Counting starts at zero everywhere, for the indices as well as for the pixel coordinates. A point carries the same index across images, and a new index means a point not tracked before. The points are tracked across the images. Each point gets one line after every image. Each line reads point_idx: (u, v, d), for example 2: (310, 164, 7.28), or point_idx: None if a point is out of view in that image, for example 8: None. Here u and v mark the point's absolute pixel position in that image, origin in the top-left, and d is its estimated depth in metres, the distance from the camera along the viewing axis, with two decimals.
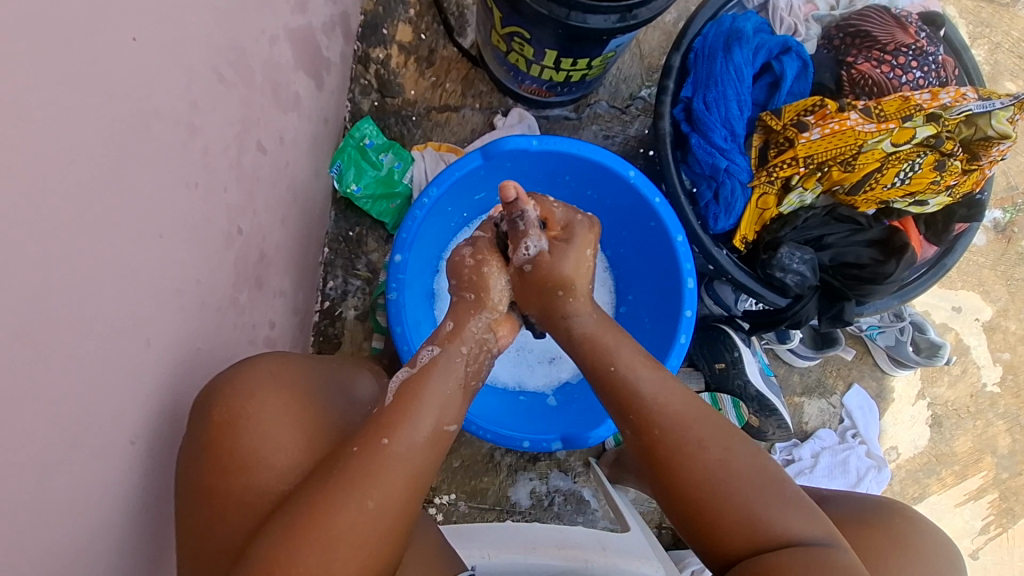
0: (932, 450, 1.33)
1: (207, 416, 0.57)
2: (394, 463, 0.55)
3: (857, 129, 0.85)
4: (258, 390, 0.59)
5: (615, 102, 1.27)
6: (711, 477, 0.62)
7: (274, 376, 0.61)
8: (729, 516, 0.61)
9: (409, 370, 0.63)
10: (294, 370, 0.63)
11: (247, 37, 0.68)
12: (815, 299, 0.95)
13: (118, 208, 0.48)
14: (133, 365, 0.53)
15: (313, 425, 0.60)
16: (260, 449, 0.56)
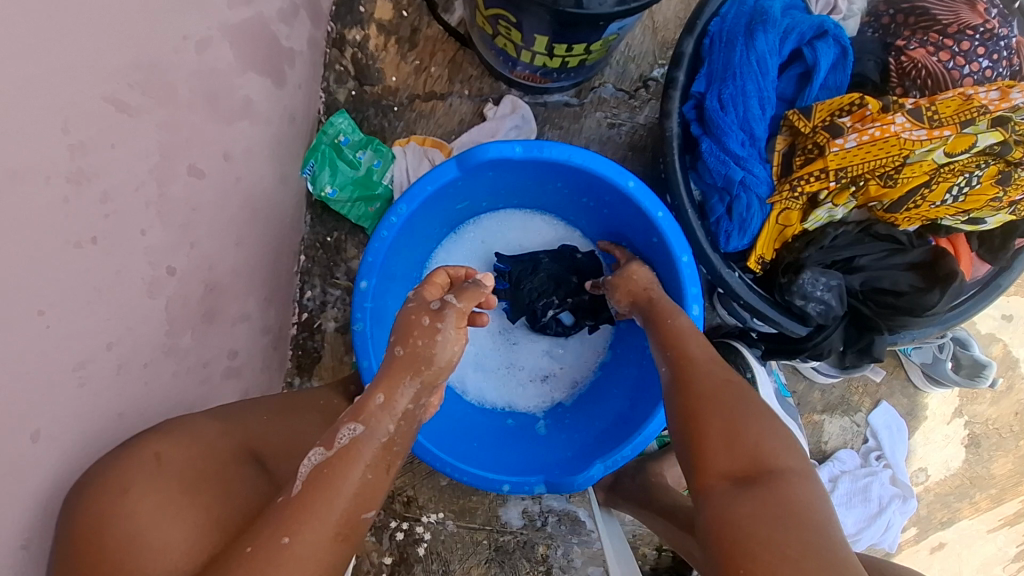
0: (966, 472, 1.22)
1: (71, 519, 0.49)
2: (302, 563, 0.48)
3: (903, 136, 0.71)
4: (136, 484, 0.51)
5: (622, 85, 1.12)
6: (718, 400, 0.65)
7: (157, 461, 0.53)
8: (720, 429, 0.63)
9: (324, 452, 0.53)
10: (186, 450, 0.56)
11: (161, 50, 0.57)
12: (840, 329, 0.83)
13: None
14: (17, 463, 0.46)
15: (207, 514, 0.53)
16: (136, 554, 0.48)
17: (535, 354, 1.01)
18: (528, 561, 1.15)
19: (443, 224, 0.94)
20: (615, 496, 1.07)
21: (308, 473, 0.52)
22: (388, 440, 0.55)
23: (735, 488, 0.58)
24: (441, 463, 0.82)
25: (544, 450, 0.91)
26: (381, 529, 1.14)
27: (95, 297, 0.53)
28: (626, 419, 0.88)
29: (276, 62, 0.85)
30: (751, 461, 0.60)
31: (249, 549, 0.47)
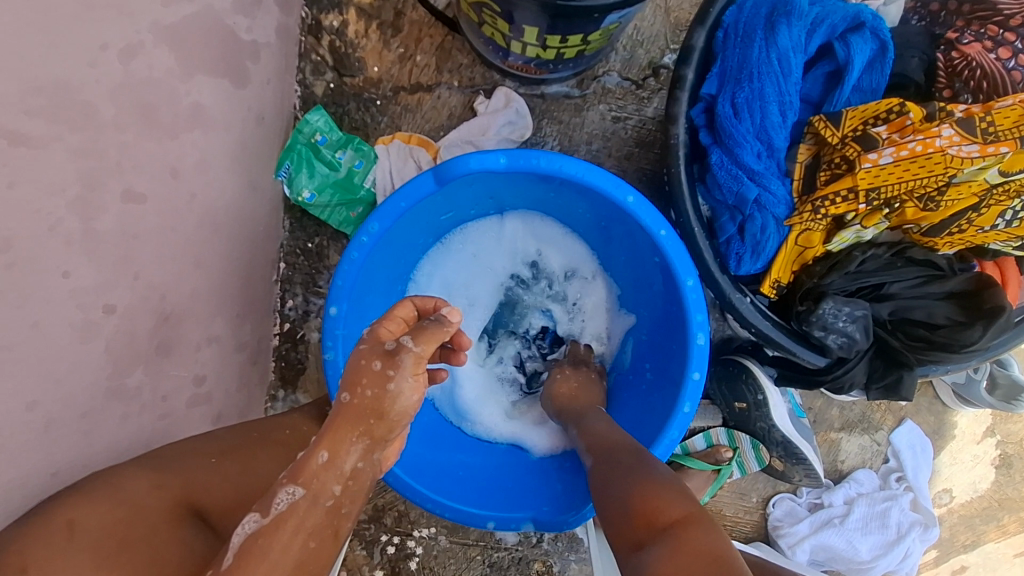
0: (995, 494, 1.13)
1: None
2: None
3: (950, 153, 0.60)
4: (37, 561, 0.45)
5: (628, 73, 1.00)
6: (616, 466, 0.62)
7: (69, 530, 0.48)
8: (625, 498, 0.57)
9: (257, 519, 0.47)
10: (105, 514, 0.51)
11: (68, 67, 0.50)
12: (863, 362, 0.74)
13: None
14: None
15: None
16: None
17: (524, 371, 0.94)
18: None
19: (427, 237, 0.86)
20: None
21: (241, 543, 0.47)
22: (334, 500, 0.50)
23: (659, 554, 0.51)
24: (421, 498, 0.76)
25: (526, 481, 0.84)
26: (372, 542, 1.08)
27: (1, 354, 0.47)
28: None
29: (234, 59, 0.77)
30: (660, 523, 0.53)
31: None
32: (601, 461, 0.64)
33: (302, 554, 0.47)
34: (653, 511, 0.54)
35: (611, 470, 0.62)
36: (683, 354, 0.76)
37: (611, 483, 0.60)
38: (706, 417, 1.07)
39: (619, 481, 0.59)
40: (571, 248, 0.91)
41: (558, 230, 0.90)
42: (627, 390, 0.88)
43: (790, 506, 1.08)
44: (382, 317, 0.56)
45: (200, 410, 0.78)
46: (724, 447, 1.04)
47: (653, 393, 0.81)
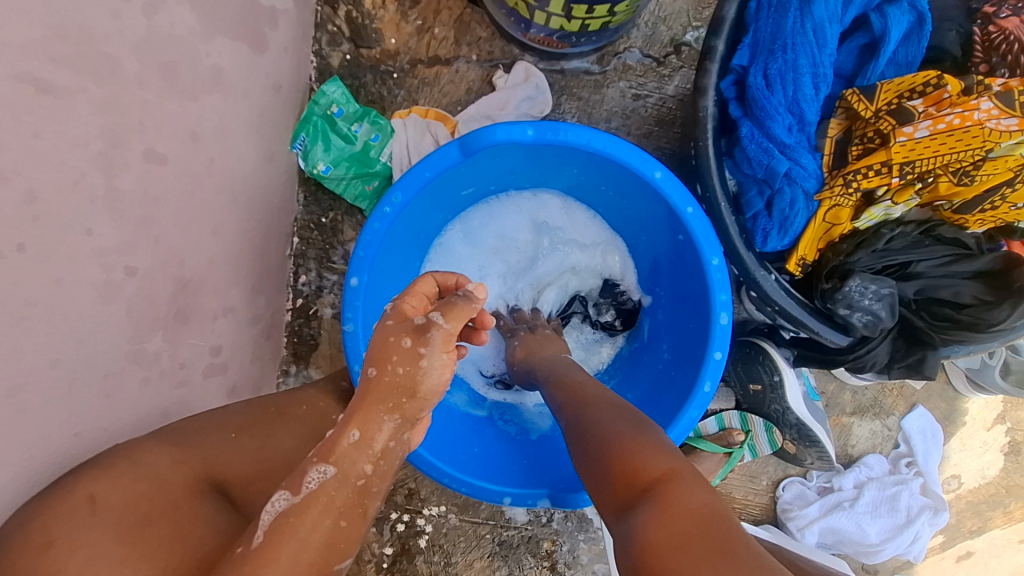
0: (1003, 481, 1.13)
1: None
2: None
3: (988, 126, 0.60)
4: (63, 537, 0.45)
5: (650, 50, 0.99)
6: (594, 421, 0.59)
7: (92, 505, 0.47)
8: (606, 457, 0.54)
9: (288, 499, 0.46)
10: (127, 489, 0.50)
11: (94, 16, 0.48)
12: (888, 341, 0.73)
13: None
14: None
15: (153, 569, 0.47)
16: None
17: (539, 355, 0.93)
18: (532, 557, 1.08)
19: (448, 213, 0.86)
20: None
21: (270, 522, 0.46)
22: (361, 482, 0.48)
23: (642, 518, 0.48)
24: (439, 472, 0.75)
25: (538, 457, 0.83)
26: (382, 519, 1.08)
27: (29, 309, 0.46)
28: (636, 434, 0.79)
29: (254, 24, 0.75)
30: (643, 484, 0.51)
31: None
32: (580, 416, 0.61)
33: (331, 533, 0.46)
34: (636, 469, 0.52)
35: (589, 426, 0.59)
36: (705, 333, 0.75)
37: (590, 440, 0.57)
38: (719, 400, 1.07)
39: (596, 437, 0.57)
40: (597, 232, 0.91)
41: (585, 214, 0.90)
42: (640, 371, 0.88)
43: (800, 490, 1.08)
44: (404, 293, 0.54)
45: (216, 382, 0.77)
46: (737, 431, 1.04)
47: (671, 371, 0.81)
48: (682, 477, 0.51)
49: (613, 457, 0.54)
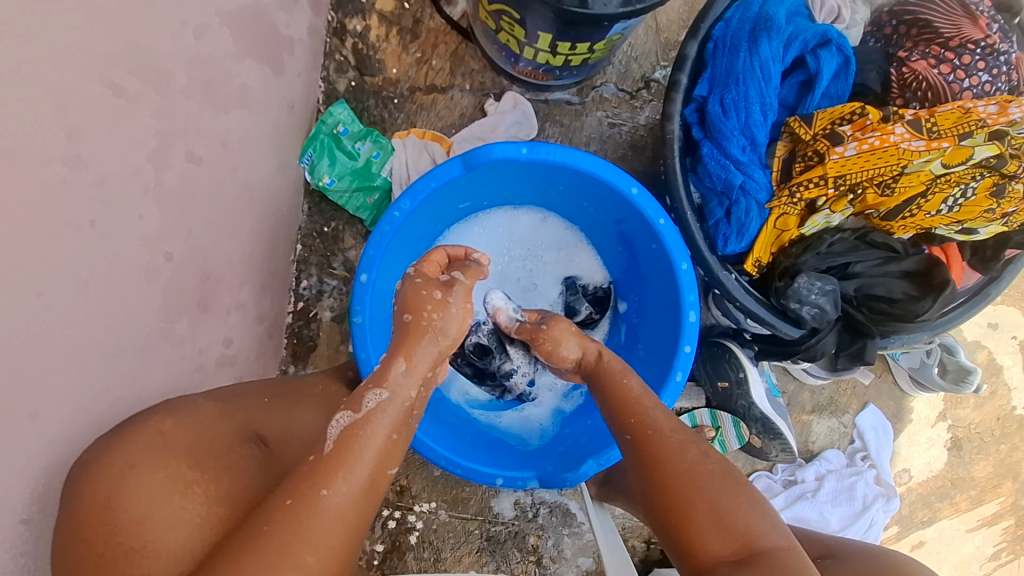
0: (948, 474, 1.25)
1: (74, 503, 0.51)
2: (332, 520, 0.51)
3: (902, 146, 0.71)
4: (140, 461, 0.54)
5: (624, 85, 1.12)
6: (699, 473, 0.65)
7: (161, 438, 0.56)
8: (710, 509, 0.63)
9: (351, 415, 0.55)
10: (188, 430, 0.59)
11: (156, 36, 0.56)
12: (833, 333, 0.84)
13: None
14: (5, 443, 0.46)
15: (211, 493, 0.56)
16: (146, 532, 0.51)
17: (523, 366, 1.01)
18: (519, 551, 1.13)
19: (445, 224, 0.94)
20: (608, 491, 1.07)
21: (338, 433, 0.54)
22: (409, 402, 0.58)
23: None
24: (437, 455, 0.82)
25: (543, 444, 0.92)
26: (374, 517, 1.13)
27: (89, 281, 0.52)
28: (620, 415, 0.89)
29: (275, 50, 0.84)
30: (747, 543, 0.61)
31: (290, 504, 0.50)
32: (664, 464, 0.66)
33: (388, 444, 0.55)
34: (747, 529, 0.62)
35: (681, 474, 0.65)
36: (675, 329, 0.84)
37: (679, 491, 0.64)
38: (691, 398, 1.16)
39: (707, 495, 0.63)
40: (567, 243, 1.00)
41: (563, 228, 0.99)
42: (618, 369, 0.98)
43: (767, 482, 1.17)
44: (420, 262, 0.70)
45: (227, 371, 0.83)
46: (708, 427, 1.13)
47: (645, 367, 0.90)
48: (774, 539, 0.62)
49: (713, 517, 0.62)
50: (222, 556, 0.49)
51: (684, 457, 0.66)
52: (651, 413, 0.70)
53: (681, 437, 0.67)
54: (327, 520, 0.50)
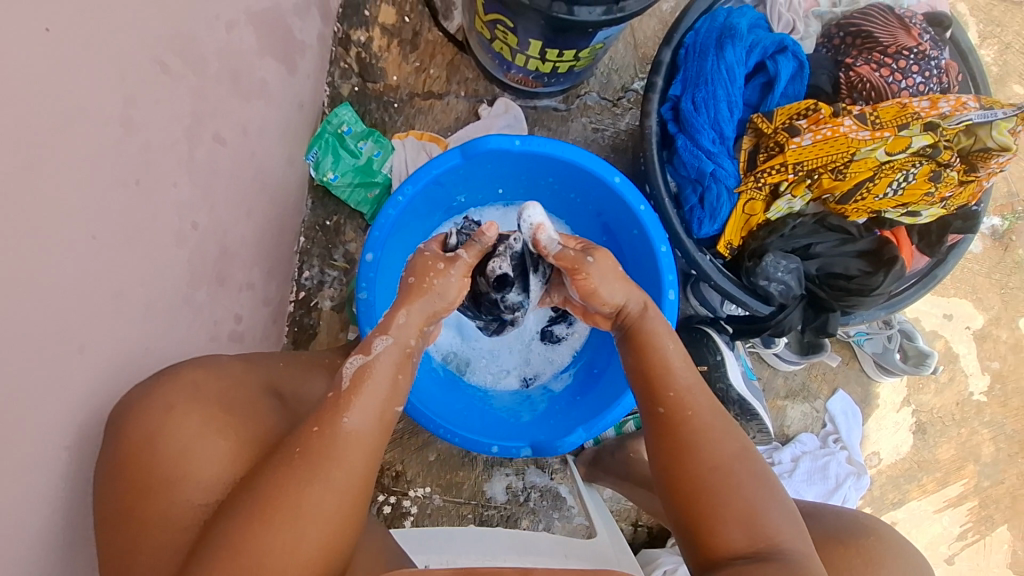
0: (915, 457, 1.34)
1: (118, 439, 0.57)
2: (353, 443, 0.60)
3: (851, 136, 0.82)
4: (177, 403, 0.60)
5: (606, 94, 1.22)
6: (727, 465, 0.70)
7: (194, 385, 0.62)
8: (733, 501, 0.69)
9: (363, 356, 0.64)
10: (216, 380, 0.64)
11: (197, 26, 0.63)
12: (799, 308, 0.92)
13: (27, 220, 0.45)
14: (55, 374, 0.51)
15: (238, 433, 0.61)
16: (185, 463, 0.58)
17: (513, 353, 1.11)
18: None
19: (442, 216, 1.01)
20: (597, 470, 1.14)
21: (353, 372, 0.63)
22: (410, 348, 0.67)
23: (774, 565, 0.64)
24: (434, 425, 0.91)
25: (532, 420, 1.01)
26: (371, 502, 1.18)
27: (131, 237, 0.57)
28: (603, 392, 0.98)
29: (290, 51, 0.92)
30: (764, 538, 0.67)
31: (318, 429, 0.60)
32: (695, 453, 0.71)
33: (394, 382, 0.65)
34: (763, 523, 0.67)
35: (716, 469, 0.70)
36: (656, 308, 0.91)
37: (711, 485, 0.70)
38: None
39: (732, 486, 0.69)
40: None
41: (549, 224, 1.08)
42: (605, 351, 1.06)
43: None
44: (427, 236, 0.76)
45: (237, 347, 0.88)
46: None
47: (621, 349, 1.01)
48: (794, 542, 0.67)
49: (742, 514, 0.68)
50: (258, 477, 0.58)
51: (712, 446, 0.71)
52: (689, 400, 0.73)
53: (710, 428, 0.72)
54: (349, 442, 0.60)
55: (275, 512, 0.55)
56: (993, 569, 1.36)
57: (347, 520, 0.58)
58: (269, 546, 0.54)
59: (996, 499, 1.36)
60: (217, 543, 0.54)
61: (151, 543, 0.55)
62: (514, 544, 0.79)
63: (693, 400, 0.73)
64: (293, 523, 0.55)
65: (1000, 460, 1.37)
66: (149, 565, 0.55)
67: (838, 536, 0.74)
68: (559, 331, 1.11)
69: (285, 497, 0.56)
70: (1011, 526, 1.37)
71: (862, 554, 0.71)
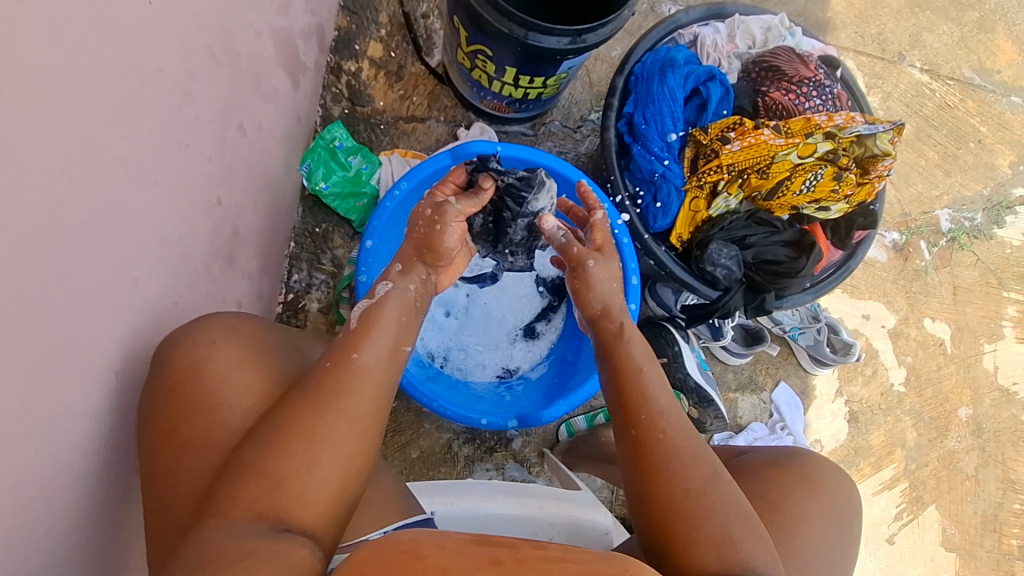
0: (851, 443, 1.50)
1: (166, 370, 0.65)
2: (362, 375, 0.68)
3: (769, 143, 1.01)
4: (218, 339, 0.69)
5: (567, 122, 1.40)
6: (699, 486, 0.70)
7: (232, 327, 0.71)
8: (708, 524, 0.67)
9: (369, 301, 0.75)
10: (249, 326, 0.73)
11: (238, 29, 0.74)
12: (741, 291, 1.08)
13: (104, 156, 0.54)
14: (107, 298, 0.58)
15: (268, 371, 0.70)
16: (223, 392, 0.66)
17: (498, 349, 1.21)
18: None
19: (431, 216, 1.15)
20: (572, 457, 1.22)
21: (359, 315, 0.74)
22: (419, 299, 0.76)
23: None
24: (429, 398, 1.00)
25: (512, 403, 1.11)
26: None
27: (174, 193, 0.66)
28: (582, 372, 1.09)
29: (296, 69, 1.04)
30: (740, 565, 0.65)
31: (331, 363, 0.68)
32: (663, 470, 0.72)
33: (399, 323, 0.75)
34: (737, 549, 0.66)
35: (688, 492, 0.70)
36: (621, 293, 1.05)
37: (682, 507, 0.69)
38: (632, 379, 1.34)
39: (707, 511, 0.68)
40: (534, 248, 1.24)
41: None
42: (576, 341, 1.18)
43: None
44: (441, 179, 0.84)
45: None
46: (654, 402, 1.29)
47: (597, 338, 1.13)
48: (769, 568, 0.66)
49: (715, 539, 0.66)
50: (281, 405, 0.65)
51: (686, 463, 0.72)
52: (662, 419, 0.75)
53: (681, 448, 0.73)
54: (359, 374, 0.68)
55: (293, 437, 0.62)
56: (929, 547, 1.50)
57: (355, 448, 0.65)
58: (289, 464, 0.61)
59: (924, 481, 1.52)
60: (245, 457, 0.62)
61: (194, 459, 0.64)
62: (512, 488, 0.88)
63: (666, 424, 0.75)
64: (308, 448, 0.62)
65: (923, 445, 1.52)
66: (189, 481, 0.64)
67: (781, 462, 0.86)
68: (539, 327, 1.22)
69: (303, 424, 0.63)
70: (938, 506, 1.51)
71: (799, 473, 0.84)
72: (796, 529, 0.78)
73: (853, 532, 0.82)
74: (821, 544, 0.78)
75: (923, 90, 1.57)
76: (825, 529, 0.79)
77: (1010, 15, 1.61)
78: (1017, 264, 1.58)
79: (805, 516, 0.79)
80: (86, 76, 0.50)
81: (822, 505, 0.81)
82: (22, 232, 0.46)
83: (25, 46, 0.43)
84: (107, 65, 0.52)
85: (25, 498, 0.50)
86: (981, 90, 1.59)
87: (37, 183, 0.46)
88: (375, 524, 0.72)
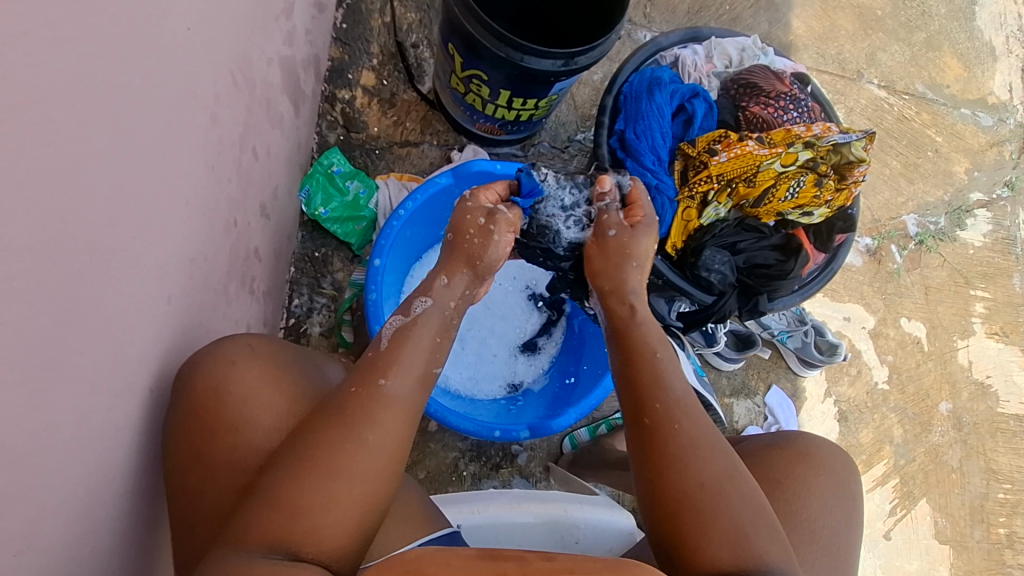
0: (843, 442, 1.54)
1: (188, 393, 0.65)
2: (391, 404, 0.67)
3: (754, 153, 1.06)
4: (239, 358, 0.69)
5: (555, 143, 1.45)
6: (715, 481, 0.71)
7: (250, 347, 0.70)
8: (722, 520, 0.69)
9: (404, 318, 0.75)
10: (270, 346, 0.73)
11: (253, 55, 0.77)
12: (734, 295, 1.13)
13: (141, 177, 0.55)
14: (139, 315, 0.58)
15: (291, 389, 0.70)
16: (245, 412, 0.66)
17: (501, 365, 1.22)
18: None
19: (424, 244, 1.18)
20: (579, 468, 1.24)
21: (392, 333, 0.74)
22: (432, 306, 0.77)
23: None
24: (441, 414, 1.00)
25: (522, 415, 1.12)
26: None
27: (197, 213, 0.67)
28: (589, 382, 1.10)
29: (297, 95, 1.06)
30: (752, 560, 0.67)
31: (357, 389, 0.67)
32: (681, 460, 0.73)
33: (434, 342, 0.75)
34: (752, 545, 0.68)
35: (703, 487, 0.71)
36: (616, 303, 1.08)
37: (700, 501, 0.70)
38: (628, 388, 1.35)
39: (724, 507, 0.70)
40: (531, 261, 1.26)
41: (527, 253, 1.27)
42: (577, 352, 1.21)
43: None
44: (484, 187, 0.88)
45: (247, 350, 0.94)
46: None
47: (600, 349, 1.14)
48: (782, 563, 0.68)
49: (728, 535, 0.68)
50: (306, 430, 0.64)
51: (708, 455, 0.73)
52: (691, 410, 0.76)
53: (697, 439, 0.74)
54: (388, 404, 0.67)
55: (326, 470, 0.61)
56: (923, 540, 1.54)
57: (382, 482, 0.64)
58: (312, 492, 0.60)
59: (913, 475, 1.56)
60: (268, 481, 0.61)
61: (217, 480, 0.64)
62: (533, 492, 0.89)
63: (680, 415, 0.76)
64: (337, 479, 0.61)
65: (910, 441, 1.58)
66: (212, 502, 0.64)
67: (777, 443, 0.89)
68: (541, 342, 1.24)
69: (331, 454, 0.62)
70: (929, 499, 1.56)
71: (796, 449, 0.87)
72: (799, 503, 0.82)
73: (855, 498, 0.85)
74: (825, 514, 0.82)
75: (882, 105, 1.68)
76: (827, 497, 0.83)
77: (953, 35, 1.74)
78: (980, 263, 1.68)
79: (810, 490, 0.83)
80: (132, 97, 0.52)
81: (822, 474, 0.85)
82: (71, 245, 0.47)
83: (82, 73, 0.45)
84: (149, 88, 0.54)
85: (58, 516, 0.50)
86: (935, 103, 1.71)
87: (86, 200, 0.48)
88: (401, 538, 0.72)
